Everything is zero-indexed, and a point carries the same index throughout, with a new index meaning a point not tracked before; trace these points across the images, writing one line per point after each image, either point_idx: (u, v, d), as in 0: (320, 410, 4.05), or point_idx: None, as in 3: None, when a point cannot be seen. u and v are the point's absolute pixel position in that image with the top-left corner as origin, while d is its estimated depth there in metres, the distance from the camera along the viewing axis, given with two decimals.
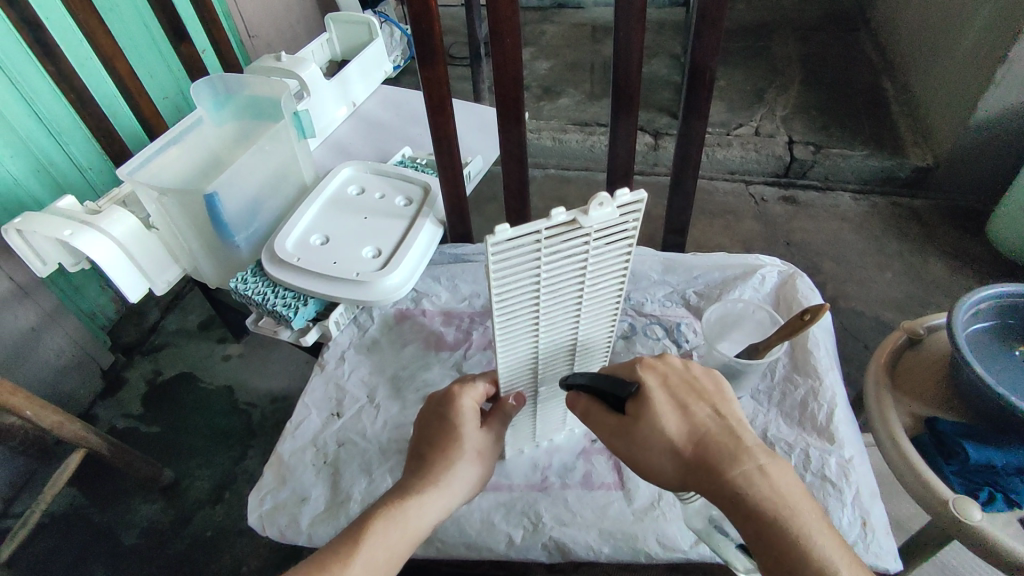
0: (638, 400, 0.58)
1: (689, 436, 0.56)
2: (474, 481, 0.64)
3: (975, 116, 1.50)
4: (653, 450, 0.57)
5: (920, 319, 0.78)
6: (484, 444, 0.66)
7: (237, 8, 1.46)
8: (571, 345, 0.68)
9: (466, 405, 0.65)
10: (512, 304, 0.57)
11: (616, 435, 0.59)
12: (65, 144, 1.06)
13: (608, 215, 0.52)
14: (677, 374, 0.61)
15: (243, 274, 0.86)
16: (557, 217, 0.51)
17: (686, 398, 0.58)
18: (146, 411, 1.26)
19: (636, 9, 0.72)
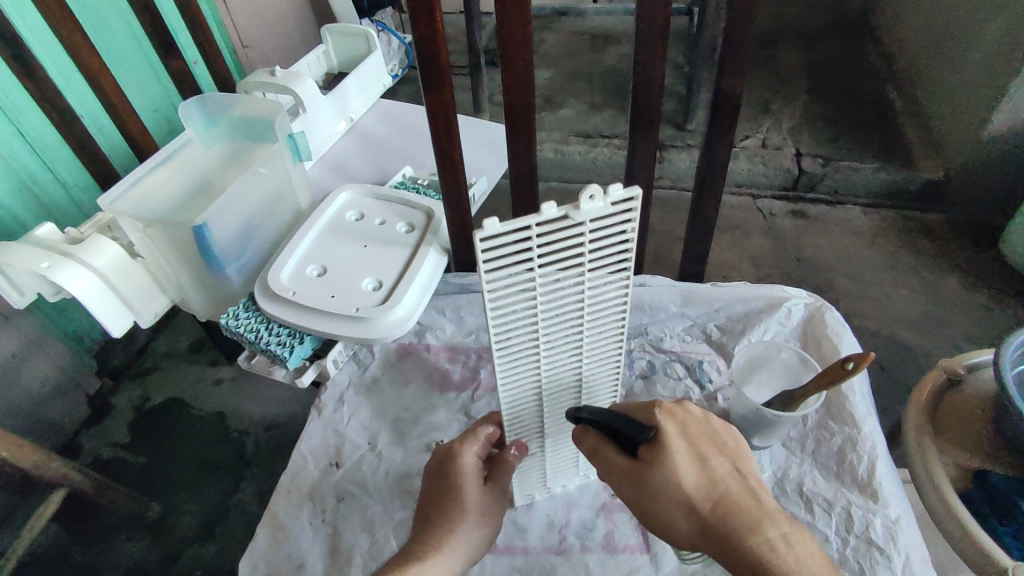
0: (651, 449, 0.52)
1: (707, 493, 0.51)
2: (478, 543, 0.62)
3: (991, 128, 1.38)
4: (667, 504, 0.52)
5: (960, 356, 0.73)
6: (489, 504, 0.63)
7: (230, 17, 1.40)
8: (577, 378, 0.64)
9: (467, 462, 0.62)
10: (506, 312, 0.53)
11: (626, 481, 0.54)
12: (72, 193, 1.02)
13: (600, 209, 0.49)
14: (697, 424, 0.55)
15: (235, 308, 0.80)
16: (548, 210, 0.47)
17: (706, 451, 0.53)
18: (133, 439, 1.13)
19: (659, 26, 0.66)
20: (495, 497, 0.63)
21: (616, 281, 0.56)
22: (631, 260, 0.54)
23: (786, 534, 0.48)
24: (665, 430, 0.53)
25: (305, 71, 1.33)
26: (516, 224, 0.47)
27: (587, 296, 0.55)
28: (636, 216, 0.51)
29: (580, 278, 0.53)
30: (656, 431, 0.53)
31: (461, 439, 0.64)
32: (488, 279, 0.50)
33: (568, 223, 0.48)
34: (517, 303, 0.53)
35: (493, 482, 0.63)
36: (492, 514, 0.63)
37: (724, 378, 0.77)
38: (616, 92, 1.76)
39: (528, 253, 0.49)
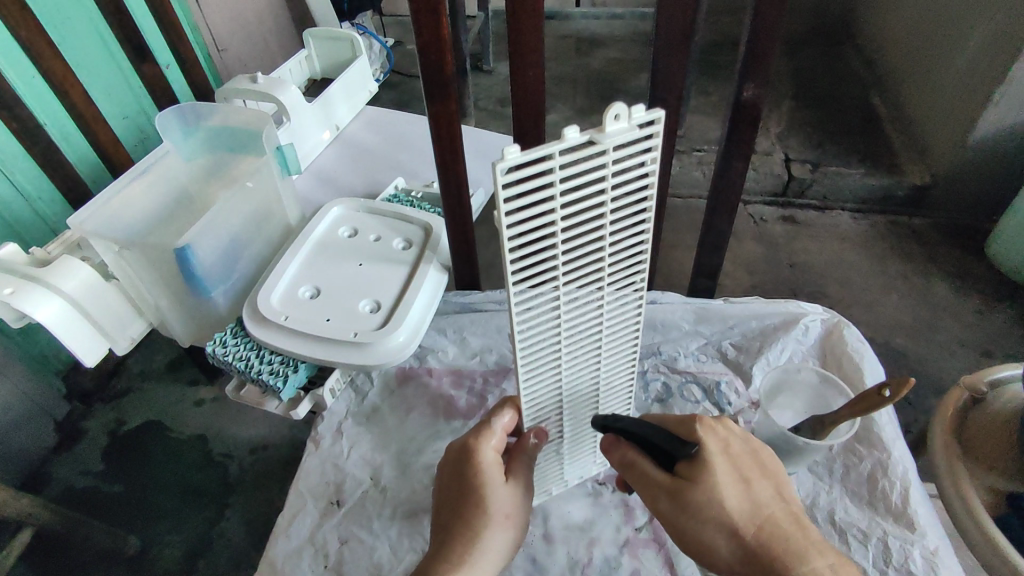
0: (693, 466, 0.49)
1: (751, 518, 0.48)
2: (507, 547, 0.55)
3: (975, 134, 1.31)
4: (708, 527, 0.49)
5: (982, 373, 0.72)
6: (514, 504, 0.56)
7: (205, 20, 1.34)
8: (597, 343, 0.59)
9: (487, 458, 0.55)
10: (528, 261, 0.48)
11: (661, 498, 0.51)
12: (36, 205, 0.95)
13: (625, 132, 0.45)
14: (741, 444, 0.52)
15: (222, 334, 0.75)
16: (572, 134, 0.43)
17: (750, 472, 0.50)
18: (108, 467, 1.03)
19: (678, 33, 0.64)
20: (518, 493, 0.57)
21: (637, 221, 0.52)
22: (654, 194, 0.50)
23: (836, 563, 0.46)
24: (709, 447, 0.50)
25: (287, 77, 1.28)
26: (541, 151, 0.42)
27: (609, 242, 0.51)
28: (659, 141, 0.47)
29: (603, 221, 0.49)
30: (698, 447, 0.50)
31: (476, 434, 0.58)
32: (509, 224, 0.44)
33: (596, 150, 0.44)
34: (539, 251, 0.48)
35: (514, 476, 0.58)
36: (516, 512, 0.56)
37: (743, 400, 0.76)
38: (602, 96, 1.72)
39: (551, 189, 0.44)
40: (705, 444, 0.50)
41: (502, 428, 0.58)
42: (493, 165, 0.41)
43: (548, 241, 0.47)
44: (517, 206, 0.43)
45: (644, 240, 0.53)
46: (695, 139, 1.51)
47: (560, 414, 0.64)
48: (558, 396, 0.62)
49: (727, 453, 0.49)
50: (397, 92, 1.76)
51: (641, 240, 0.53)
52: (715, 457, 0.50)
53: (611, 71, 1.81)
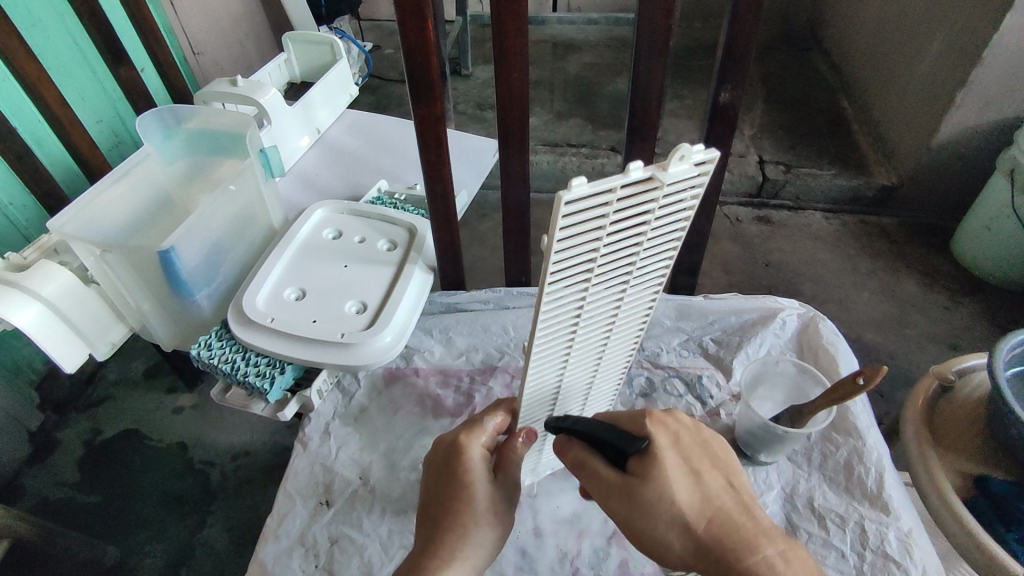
0: (642, 460, 0.49)
1: (701, 509, 0.48)
2: (493, 543, 0.55)
3: (938, 136, 1.35)
4: (658, 519, 0.48)
5: (950, 362, 0.75)
6: (502, 501, 0.57)
7: (180, 23, 1.32)
8: (601, 347, 0.60)
9: (475, 455, 0.56)
10: (563, 281, 0.47)
11: (612, 495, 0.50)
12: (9, 213, 0.92)
13: (685, 173, 0.44)
14: (688, 438, 0.52)
15: (206, 337, 0.74)
16: (635, 172, 0.41)
17: (698, 464, 0.50)
18: (84, 477, 1.01)
19: (659, 36, 0.65)
20: (507, 492, 0.58)
21: (667, 245, 0.52)
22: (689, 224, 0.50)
23: (786, 550, 0.46)
24: (657, 441, 0.50)
25: (267, 80, 1.27)
26: (605, 186, 0.41)
27: (637, 263, 0.51)
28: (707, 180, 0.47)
29: (638, 243, 0.49)
30: (646, 442, 0.50)
31: (467, 430, 0.58)
32: (556, 249, 0.43)
33: (653, 188, 0.43)
34: (575, 272, 0.47)
35: (503, 475, 0.58)
36: (506, 510, 0.57)
37: (724, 392, 0.78)
38: (579, 100, 1.74)
39: (603, 220, 0.43)
40: (653, 439, 0.50)
41: (493, 428, 0.59)
42: (558, 199, 0.39)
43: (587, 262, 0.47)
44: (571, 234, 0.42)
45: (669, 261, 0.54)
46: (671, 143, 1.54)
47: (550, 408, 0.66)
48: (554, 393, 0.64)
49: (675, 444, 0.49)
50: (376, 96, 1.77)
51: (666, 261, 0.54)
52: (664, 450, 0.50)
53: (587, 75, 1.84)
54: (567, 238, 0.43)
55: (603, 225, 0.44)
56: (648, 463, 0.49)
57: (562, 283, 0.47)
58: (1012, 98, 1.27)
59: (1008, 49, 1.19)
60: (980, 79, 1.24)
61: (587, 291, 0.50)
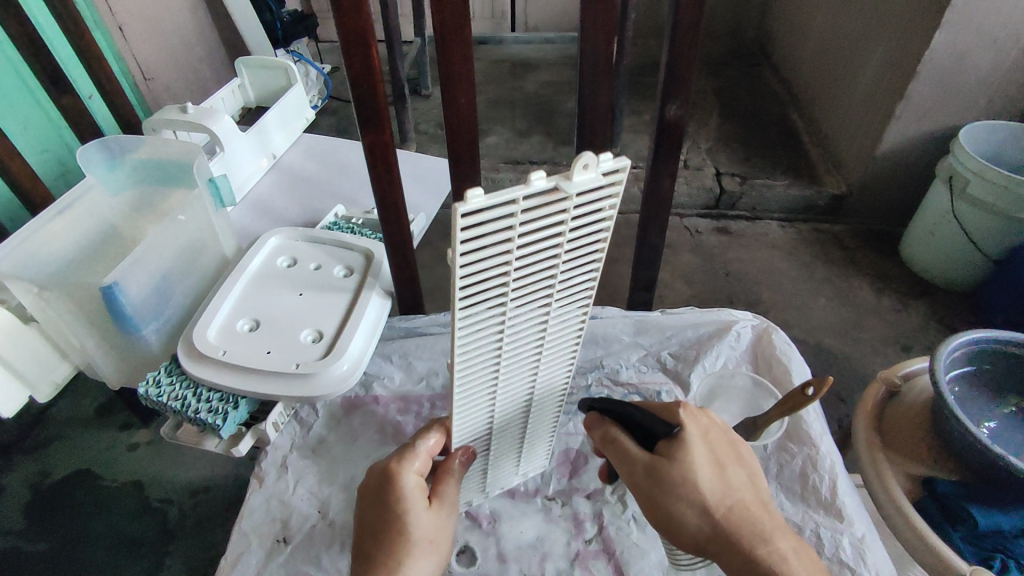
0: (672, 444, 0.50)
1: (723, 497, 0.50)
2: (432, 574, 0.54)
3: (882, 146, 1.41)
4: (681, 502, 0.50)
5: (897, 367, 0.79)
6: (438, 529, 0.56)
7: (130, 49, 1.30)
8: (537, 362, 0.60)
9: (408, 481, 0.56)
10: (477, 293, 0.47)
11: (638, 474, 0.51)
12: None
13: (592, 182, 0.44)
14: (718, 431, 0.53)
15: (155, 374, 0.72)
16: (537, 182, 0.42)
17: (724, 455, 0.52)
18: (30, 524, 0.96)
19: (602, 60, 0.67)
20: (444, 518, 0.57)
21: (590, 255, 0.52)
22: (609, 233, 0.50)
23: (796, 545, 0.49)
24: (690, 429, 0.51)
25: (220, 106, 1.25)
26: (503, 197, 0.41)
27: (560, 273, 0.52)
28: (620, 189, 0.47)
29: (557, 253, 0.49)
30: (678, 428, 0.52)
31: (398, 457, 0.58)
32: (463, 259, 0.43)
33: (559, 196, 0.44)
34: (490, 283, 0.47)
35: (439, 501, 0.58)
36: (442, 539, 0.55)
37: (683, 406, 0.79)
38: (539, 118, 1.76)
39: (509, 230, 0.44)
40: (686, 427, 0.51)
41: (424, 451, 0.59)
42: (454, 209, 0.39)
43: (502, 274, 0.47)
44: (474, 245, 0.43)
45: (595, 271, 0.54)
46: (629, 158, 1.57)
47: (490, 427, 0.65)
48: (492, 410, 0.63)
49: (706, 436, 0.50)
50: (335, 118, 1.76)
51: (590, 275, 0.54)
52: (694, 439, 0.51)
53: (546, 93, 1.87)
54: (471, 249, 0.44)
55: (510, 235, 0.44)
56: (678, 448, 0.50)
57: (477, 294, 0.48)
58: (947, 110, 1.33)
59: (940, 63, 1.25)
60: (916, 92, 1.30)
61: (508, 303, 0.51)
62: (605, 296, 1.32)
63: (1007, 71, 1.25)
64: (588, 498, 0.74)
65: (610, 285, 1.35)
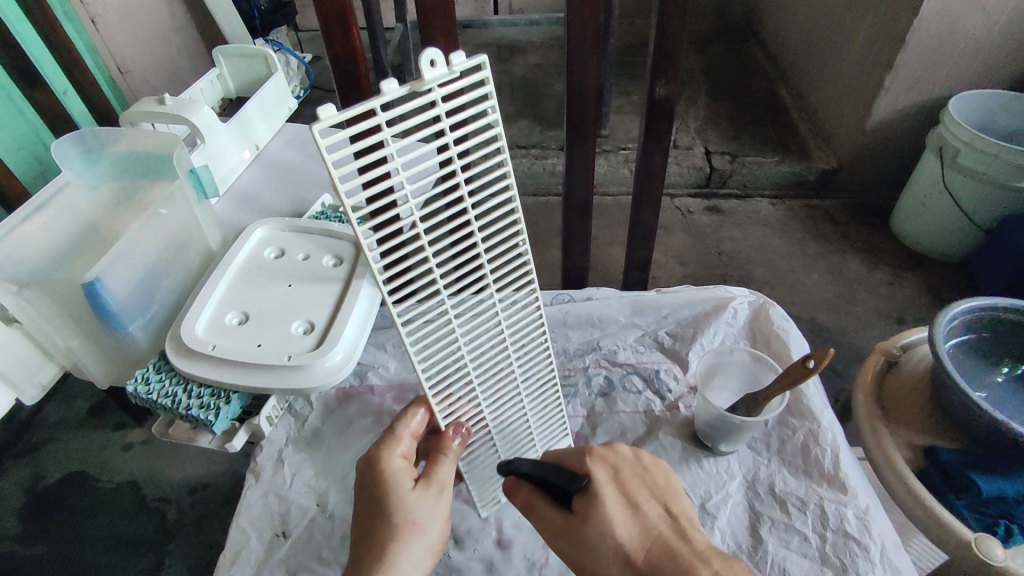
0: (583, 498, 0.51)
1: (642, 542, 0.49)
2: (424, 553, 0.54)
3: (871, 120, 1.40)
4: (603, 559, 0.49)
5: (895, 338, 0.79)
6: (423, 509, 0.55)
7: (103, 41, 1.26)
8: (499, 324, 0.61)
9: (394, 465, 0.56)
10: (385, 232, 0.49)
11: (560, 535, 0.52)
12: None
13: (445, 76, 0.47)
14: (628, 469, 0.53)
15: (143, 371, 0.70)
16: (388, 89, 0.45)
17: (638, 496, 0.52)
18: (26, 528, 0.94)
19: (590, 35, 0.65)
20: (430, 500, 0.56)
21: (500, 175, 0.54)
22: (505, 141, 0.52)
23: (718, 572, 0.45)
24: (597, 478, 0.51)
25: (198, 97, 1.22)
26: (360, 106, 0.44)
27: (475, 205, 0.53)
28: (493, 86, 0.50)
29: (459, 177, 0.51)
30: (587, 480, 0.52)
31: (383, 442, 0.58)
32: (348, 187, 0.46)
33: (422, 91, 0.46)
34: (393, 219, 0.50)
35: (426, 482, 0.56)
36: (425, 522, 0.55)
37: (681, 385, 0.80)
38: (527, 101, 1.73)
39: (385, 147, 0.46)
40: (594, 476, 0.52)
41: (407, 434, 0.59)
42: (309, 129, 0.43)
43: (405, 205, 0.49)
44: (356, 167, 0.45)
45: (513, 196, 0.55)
46: (619, 139, 1.56)
47: (480, 407, 0.65)
48: (471, 385, 0.63)
49: (613, 479, 0.51)
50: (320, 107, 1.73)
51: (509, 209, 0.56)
52: (604, 486, 0.51)
53: (533, 76, 1.84)
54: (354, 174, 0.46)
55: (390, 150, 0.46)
56: (589, 501, 0.50)
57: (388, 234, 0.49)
58: (935, 80, 1.32)
59: (928, 33, 1.23)
60: (905, 63, 1.29)
61: (428, 242, 0.52)
62: (599, 280, 1.31)
63: (996, 38, 1.24)
64: None
65: (603, 269, 1.34)
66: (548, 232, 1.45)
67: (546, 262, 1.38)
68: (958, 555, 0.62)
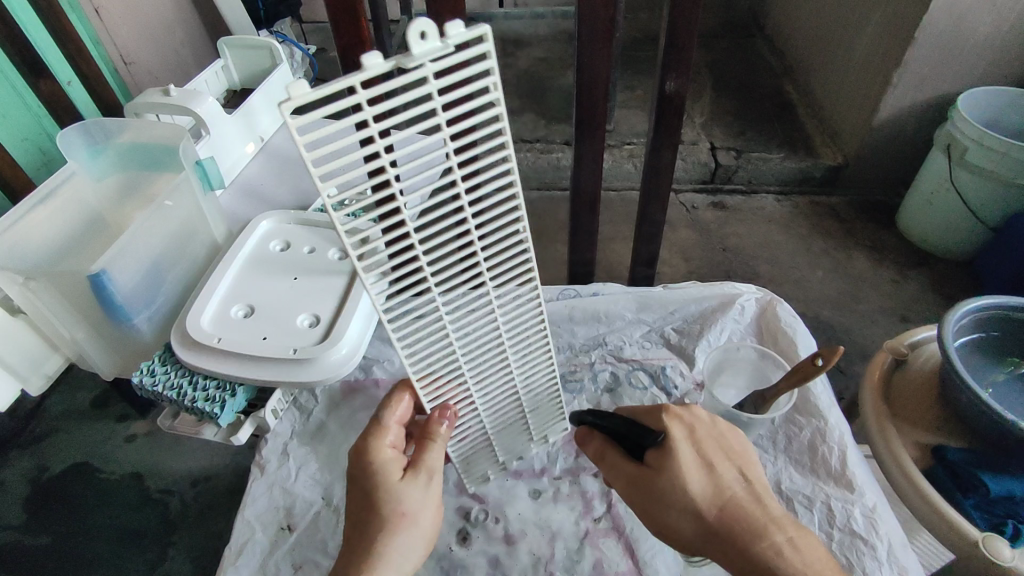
0: (658, 453, 0.52)
1: (713, 499, 0.50)
2: (413, 545, 0.55)
3: (879, 116, 1.39)
4: (673, 511, 0.51)
5: (903, 337, 0.79)
6: (413, 500, 0.55)
7: (107, 32, 1.25)
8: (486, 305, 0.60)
9: (383, 455, 0.56)
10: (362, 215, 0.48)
11: (631, 486, 0.54)
12: None
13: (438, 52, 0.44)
14: (704, 431, 0.54)
15: (149, 364, 0.70)
16: (372, 64, 0.42)
17: (714, 457, 0.53)
18: (31, 518, 0.94)
19: (600, 26, 0.64)
20: (421, 487, 0.56)
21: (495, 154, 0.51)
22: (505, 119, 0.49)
23: (792, 537, 0.49)
24: (675, 436, 0.53)
25: (202, 88, 1.21)
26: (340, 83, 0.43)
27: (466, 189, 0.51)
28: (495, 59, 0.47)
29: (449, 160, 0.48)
30: (664, 436, 0.53)
31: (373, 431, 0.58)
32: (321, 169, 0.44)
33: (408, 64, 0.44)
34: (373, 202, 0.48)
35: (415, 470, 0.56)
36: (416, 510, 0.55)
37: (688, 382, 0.80)
38: (531, 94, 1.72)
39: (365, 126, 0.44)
40: (670, 433, 0.53)
41: (394, 422, 0.59)
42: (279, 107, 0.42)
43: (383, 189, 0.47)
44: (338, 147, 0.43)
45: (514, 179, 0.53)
46: (624, 134, 1.55)
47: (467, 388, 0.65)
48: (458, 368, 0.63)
49: (688, 436, 0.52)
50: None
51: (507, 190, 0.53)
52: (679, 443, 0.52)
53: (538, 70, 1.82)
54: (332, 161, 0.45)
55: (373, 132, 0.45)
56: (664, 456, 0.52)
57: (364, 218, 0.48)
58: (944, 77, 1.30)
59: (938, 29, 1.22)
60: (914, 60, 1.28)
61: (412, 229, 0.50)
62: (603, 276, 1.31)
63: (1006, 35, 1.23)
64: (596, 476, 0.74)
65: (607, 264, 1.33)
66: (552, 226, 1.45)
67: (549, 257, 1.38)
68: (966, 555, 0.61)
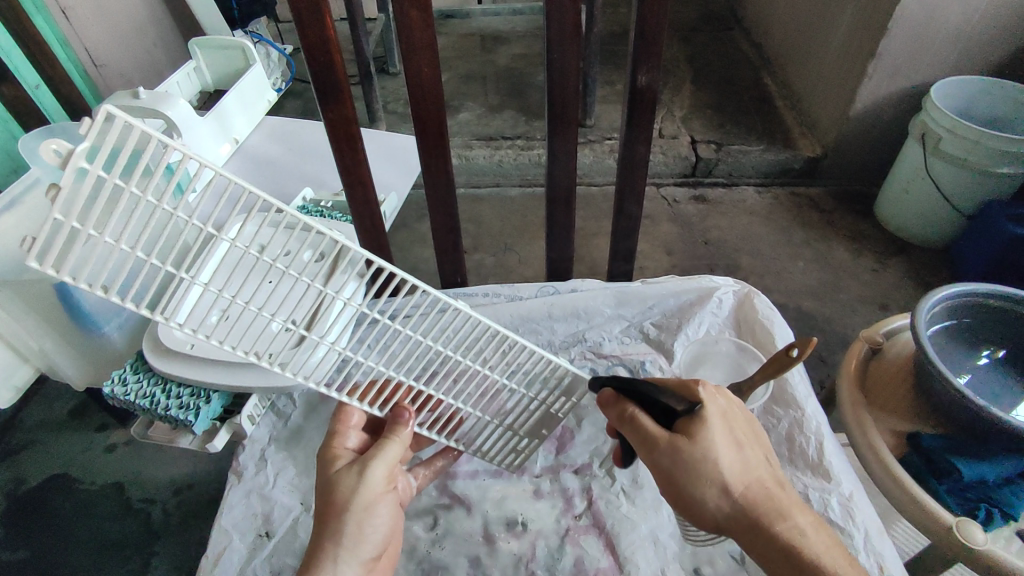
0: (691, 422, 0.50)
1: (741, 476, 0.50)
2: (352, 535, 0.54)
3: (855, 107, 1.40)
4: (703, 482, 0.50)
5: (877, 326, 0.80)
6: (344, 490, 0.55)
7: (76, 35, 1.23)
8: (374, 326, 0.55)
9: (336, 454, 0.59)
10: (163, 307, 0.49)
11: (658, 450, 0.51)
12: None
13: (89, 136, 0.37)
14: (732, 411, 0.53)
15: (120, 373, 0.69)
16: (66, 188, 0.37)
17: (743, 435, 0.52)
18: (7, 532, 0.92)
19: (570, 23, 0.64)
20: (353, 477, 0.55)
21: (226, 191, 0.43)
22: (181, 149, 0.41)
23: (815, 520, 0.50)
24: (710, 410, 0.51)
25: (174, 90, 1.19)
26: (58, 238, 0.37)
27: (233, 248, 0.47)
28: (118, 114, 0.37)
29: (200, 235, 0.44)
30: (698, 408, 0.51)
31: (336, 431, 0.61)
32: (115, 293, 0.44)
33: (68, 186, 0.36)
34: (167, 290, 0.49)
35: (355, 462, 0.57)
36: (346, 498, 0.54)
37: (667, 376, 0.80)
38: (511, 92, 1.70)
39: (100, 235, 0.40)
40: (706, 405, 0.51)
41: (354, 425, 0.62)
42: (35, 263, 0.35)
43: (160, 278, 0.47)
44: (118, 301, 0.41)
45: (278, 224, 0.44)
46: (604, 129, 1.54)
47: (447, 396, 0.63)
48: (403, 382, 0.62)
49: (723, 412, 0.50)
50: (302, 101, 1.70)
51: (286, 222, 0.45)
52: (713, 417, 0.51)
53: (517, 67, 1.82)
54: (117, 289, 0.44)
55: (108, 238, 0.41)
56: (696, 426, 0.50)
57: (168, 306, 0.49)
58: (917, 67, 1.32)
59: (911, 19, 1.23)
60: (886, 51, 1.29)
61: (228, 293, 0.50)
62: (586, 271, 1.31)
63: (977, 24, 1.24)
64: (577, 473, 0.75)
65: (589, 260, 1.34)
66: (534, 223, 1.44)
67: (531, 254, 1.37)
68: (941, 541, 0.62)
